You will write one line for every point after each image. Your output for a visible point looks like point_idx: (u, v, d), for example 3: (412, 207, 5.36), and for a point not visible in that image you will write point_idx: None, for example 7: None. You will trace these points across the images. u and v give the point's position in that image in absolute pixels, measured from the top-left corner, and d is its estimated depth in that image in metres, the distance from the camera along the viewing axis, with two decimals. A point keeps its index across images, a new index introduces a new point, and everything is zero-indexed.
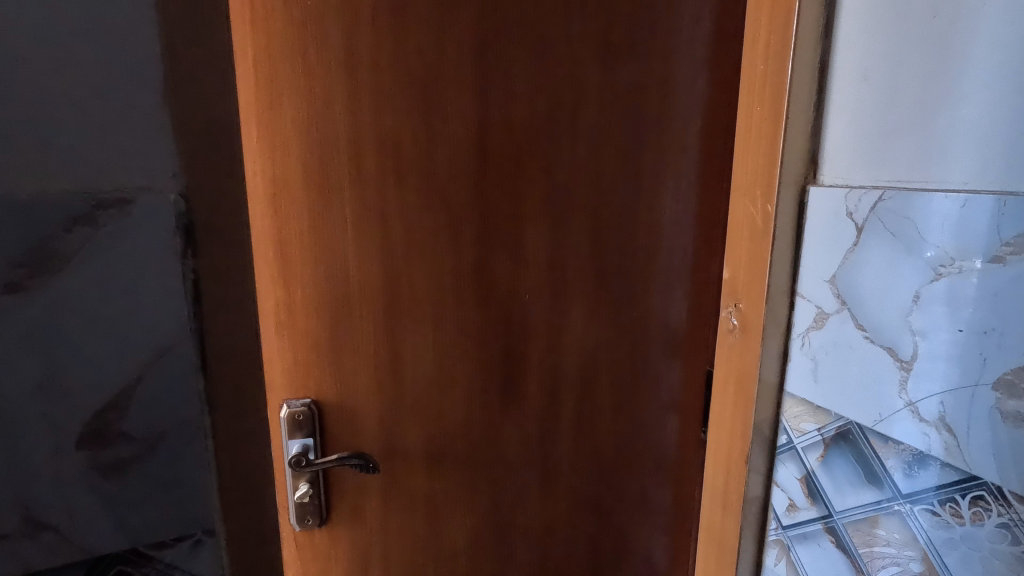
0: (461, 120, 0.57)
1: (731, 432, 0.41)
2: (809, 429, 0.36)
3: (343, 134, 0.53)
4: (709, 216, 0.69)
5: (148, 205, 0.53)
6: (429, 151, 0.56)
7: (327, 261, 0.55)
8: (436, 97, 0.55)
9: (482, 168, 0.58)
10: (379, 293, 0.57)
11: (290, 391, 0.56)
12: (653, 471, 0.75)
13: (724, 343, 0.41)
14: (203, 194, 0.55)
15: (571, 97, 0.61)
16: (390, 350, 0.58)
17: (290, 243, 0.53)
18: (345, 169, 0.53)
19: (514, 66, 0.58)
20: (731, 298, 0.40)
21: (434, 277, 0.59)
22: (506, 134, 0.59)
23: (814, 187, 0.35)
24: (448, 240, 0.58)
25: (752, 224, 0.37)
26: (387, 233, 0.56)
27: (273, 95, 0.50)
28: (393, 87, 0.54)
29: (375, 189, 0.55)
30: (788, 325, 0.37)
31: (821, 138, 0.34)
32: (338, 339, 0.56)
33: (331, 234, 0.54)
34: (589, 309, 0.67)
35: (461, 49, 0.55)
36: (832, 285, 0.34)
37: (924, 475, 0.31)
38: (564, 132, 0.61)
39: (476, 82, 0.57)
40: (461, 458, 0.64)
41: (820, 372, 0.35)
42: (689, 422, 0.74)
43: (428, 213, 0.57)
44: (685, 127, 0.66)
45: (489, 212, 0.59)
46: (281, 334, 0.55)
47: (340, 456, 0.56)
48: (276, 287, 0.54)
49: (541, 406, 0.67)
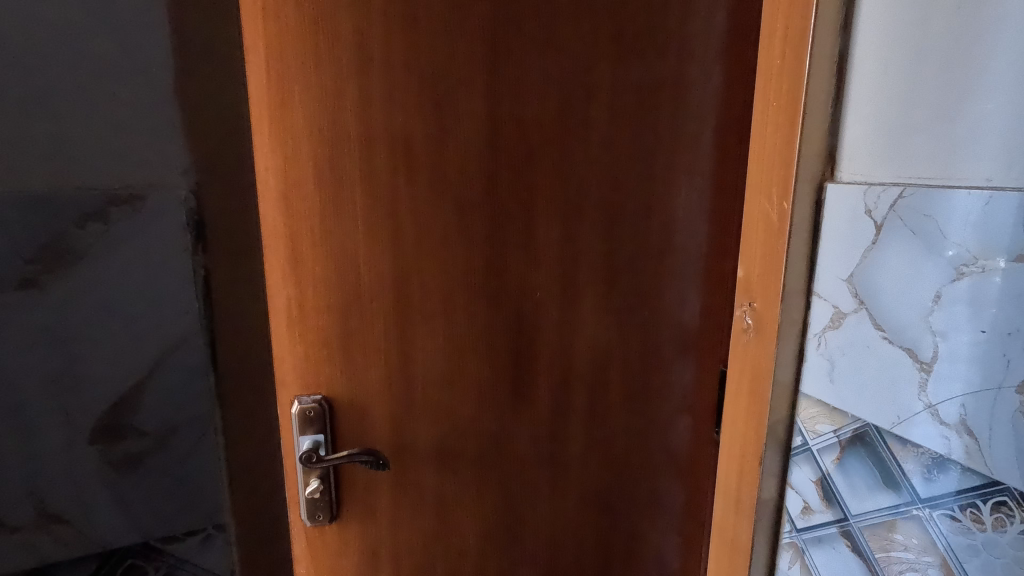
0: (472, 117, 0.56)
1: (745, 433, 0.40)
2: (825, 431, 0.36)
3: (355, 132, 0.53)
4: (723, 214, 0.68)
5: (161, 204, 0.54)
6: (440, 149, 0.56)
7: (338, 258, 0.55)
8: (447, 94, 0.55)
9: (494, 165, 0.58)
10: (389, 291, 0.57)
11: (302, 388, 0.56)
12: (665, 471, 0.74)
13: (737, 342, 0.40)
14: (212, 193, 0.56)
15: (584, 94, 0.60)
16: (400, 347, 0.58)
17: (302, 240, 0.53)
18: (357, 167, 0.53)
19: (526, 62, 0.57)
20: (745, 296, 0.39)
21: (445, 275, 0.58)
22: (517, 131, 0.58)
23: (832, 184, 0.34)
24: (458, 237, 0.58)
25: (767, 222, 0.36)
26: (397, 230, 0.56)
27: (285, 93, 0.51)
28: (405, 84, 0.53)
29: (386, 187, 0.55)
30: (804, 324, 0.36)
31: (838, 134, 0.33)
32: (349, 336, 0.57)
33: (343, 232, 0.54)
34: (601, 306, 0.66)
35: (472, 46, 0.55)
36: (850, 284, 0.33)
37: (944, 480, 0.30)
38: (576, 130, 0.61)
39: (488, 79, 0.56)
40: (471, 456, 0.64)
41: (837, 372, 0.34)
42: (700, 422, 0.73)
43: (439, 211, 0.57)
44: (700, 124, 0.66)
45: (499, 210, 0.59)
46: (293, 331, 0.55)
47: (350, 453, 0.57)
48: (287, 284, 0.54)
49: (552, 405, 0.66)
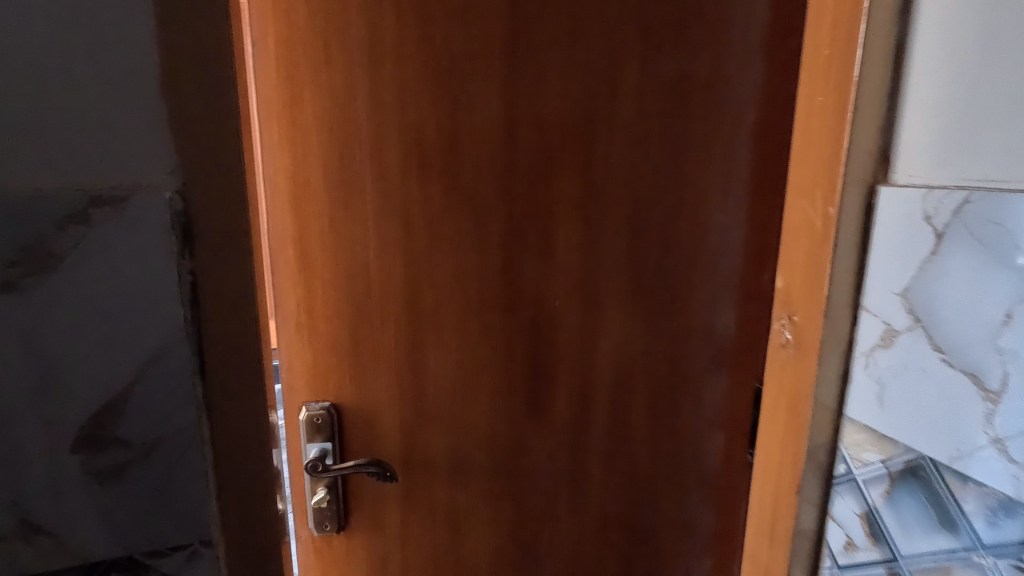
0: (489, 117, 0.53)
1: (781, 456, 0.35)
2: (872, 460, 0.31)
3: (365, 130, 0.51)
4: (763, 218, 0.63)
5: (149, 150, 0.30)
6: (455, 148, 0.53)
7: (347, 262, 0.53)
8: (461, 94, 0.52)
9: (511, 165, 0.55)
10: (400, 296, 0.54)
11: (310, 394, 0.55)
12: (695, 493, 0.69)
13: (774, 360, 0.36)
14: (204, 140, 0.31)
15: (609, 92, 0.56)
16: (411, 356, 0.56)
17: (311, 243, 0.52)
18: (367, 167, 0.51)
19: (546, 56, 0.54)
20: (783, 310, 0.35)
21: (458, 280, 0.56)
22: (537, 131, 0.55)
23: (885, 187, 0.29)
24: (473, 242, 0.55)
25: (811, 230, 0.32)
26: (409, 235, 0.53)
27: (294, 91, 0.49)
28: (418, 80, 0.51)
29: (398, 190, 0.52)
30: (848, 342, 0.31)
31: (894, 131, 0.29)
32: (360, 342, 0.55)
33: (352, 234, 0.52)
34: (626, 317, 0.62)
35: (489, 44, 0.52)
36: (904, 298, 0.28)
37: (1010, 526, 0.26)
38: (601, 129, 0.57)
39: (506, 73, 0.53)
40: (484, 469, 0.61)
41: (887, 396, 0.29)
42: (733, 443, 0.67)
43: (453, 212, 0.54)
44: (738, 119, 0.60)
45: (517, 214, 0.56)
46: (302, 336, 0.54)
47: (357, 463, 0.55)
48: (296, 287, 0.53)
49: (572, 420, 0.63)
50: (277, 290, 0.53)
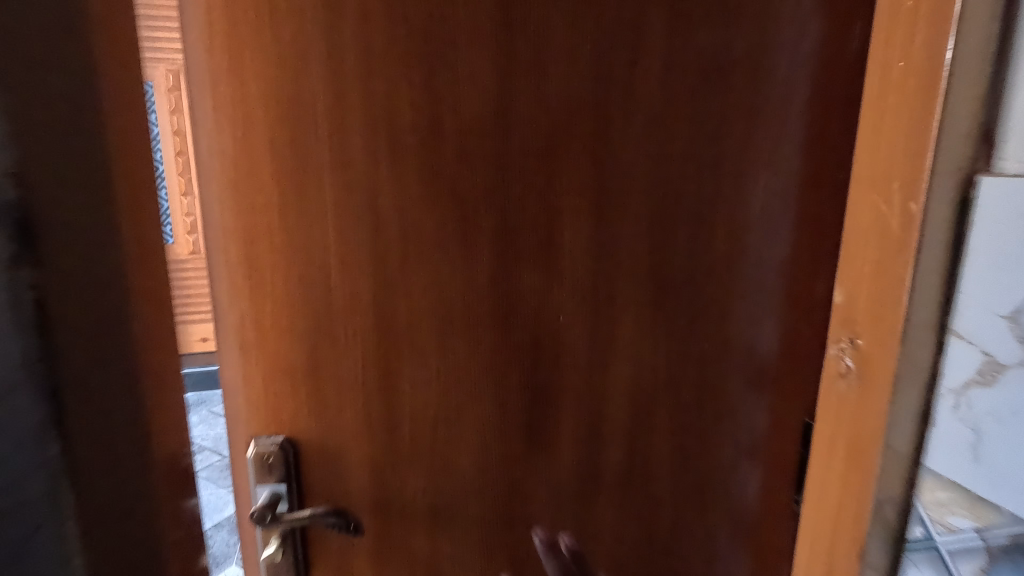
0: (475, 99, 0.43)
1: (837, 505, 0.28)
2: (961, 527, 0.24)
3: (321, 101, 0.41)
4: (816, 215, 0.51)
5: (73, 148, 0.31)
6: (433, 124, 0.43)
7: (300, 277, 0.43)
8: (441, 70, 0.42)
9: (503, 147, 0.44)
10: (366, 306, 0.45)
11: (260, 423, 0.46)
12: (728, 546, 0.57)
13: (829, 390, 0.29)
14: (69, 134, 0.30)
15: (626, 69, 0.45)
16: (383, 390, 0.46)
17: (255, 241, 0.42)
18: (323, 148, 0.42)
19: (548, 11, 0.43)
20: (841, 330, 0.28)
21: (438, 287, 0.45)
22: (535, 111, 0.44)
23: (985, 179, 0.22)
24: (457, 253, 0.45)
25: (883, 232, 0.25)
26: (379, 245, 0.44)
27: (233, 51, 0.40)
28: (387, 39, 0.41)
29: (364, 189, 0.43)
30: (931, 373, 0.25)
31: (998, 111, 0.22)
32: (318, 361, 0.45)
33: (305, 230, 0.43)
34: (645, 344, 0.51)
35: (473, 9, 0.42)
36: (1013, 324, 0.22)
37: None
38: (615, 115, 0.46)
39: (498, 30, 0.43)
40: (472, 516, 0.51)
41: (983, 447, 0.23)
42: (774, 486, 0.56)
43: (431, 205, 0.44)
44: (791, 91, 0.48)
45: (512, 218, 0.46)
46: (248, 353, 0.45)
47: (315, 513, 0.46)
48: (240, 295, 0.44)
49: (578, 465, 0.52)
50: (221, 309, 0.44)
